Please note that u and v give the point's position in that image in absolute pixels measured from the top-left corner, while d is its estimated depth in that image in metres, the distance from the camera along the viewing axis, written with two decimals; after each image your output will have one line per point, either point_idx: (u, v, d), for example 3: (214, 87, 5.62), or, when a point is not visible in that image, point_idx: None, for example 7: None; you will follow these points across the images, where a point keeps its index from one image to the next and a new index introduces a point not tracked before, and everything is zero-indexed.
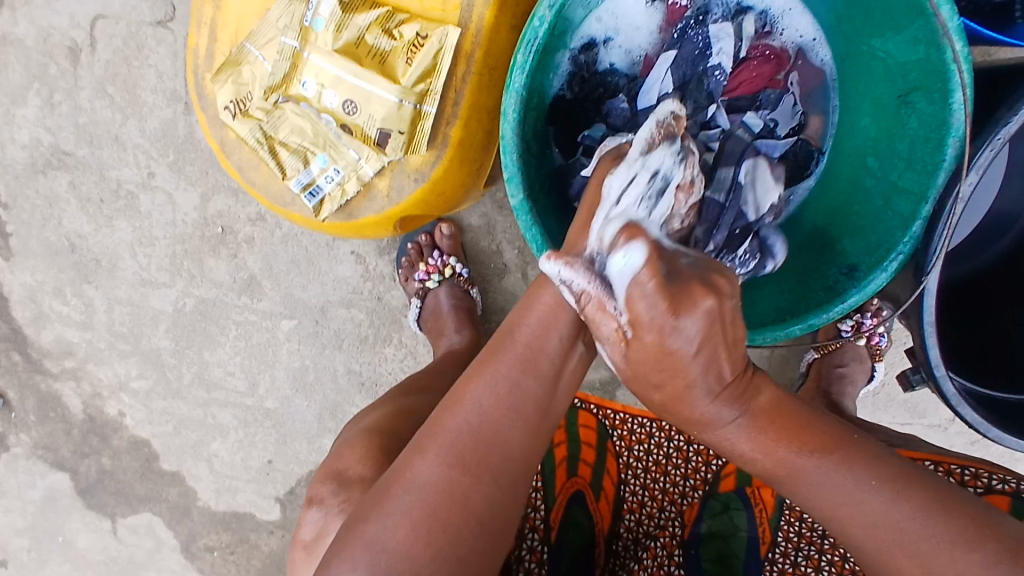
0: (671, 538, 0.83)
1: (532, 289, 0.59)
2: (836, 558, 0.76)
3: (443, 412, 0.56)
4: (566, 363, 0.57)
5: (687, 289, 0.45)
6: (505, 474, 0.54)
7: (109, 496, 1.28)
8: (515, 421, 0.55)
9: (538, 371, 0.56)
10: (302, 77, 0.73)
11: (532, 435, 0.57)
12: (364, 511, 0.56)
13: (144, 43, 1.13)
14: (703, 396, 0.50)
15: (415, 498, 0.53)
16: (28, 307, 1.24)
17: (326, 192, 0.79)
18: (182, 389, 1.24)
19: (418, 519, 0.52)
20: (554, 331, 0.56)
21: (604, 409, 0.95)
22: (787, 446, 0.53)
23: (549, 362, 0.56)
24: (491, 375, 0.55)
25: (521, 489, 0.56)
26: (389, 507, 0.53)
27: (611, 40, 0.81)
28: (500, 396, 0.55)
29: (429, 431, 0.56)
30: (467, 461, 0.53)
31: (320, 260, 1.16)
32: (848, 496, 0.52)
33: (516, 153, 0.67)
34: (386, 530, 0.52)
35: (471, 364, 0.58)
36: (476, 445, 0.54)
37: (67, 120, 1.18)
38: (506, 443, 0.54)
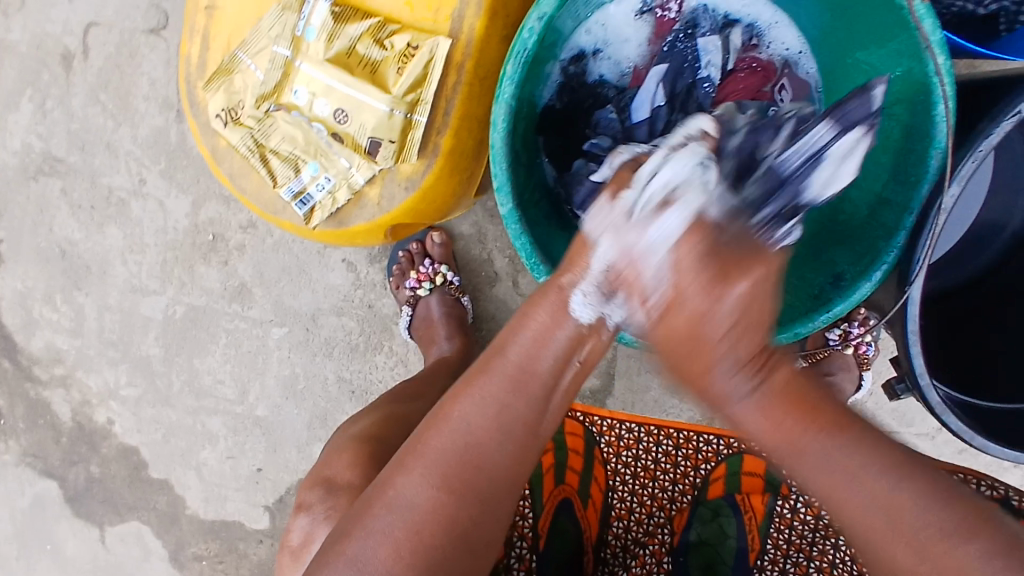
0: (661, 545, 0.84)
1: (526, 306, 0.59)
2: (824, 564, 0.78)
3: (430, 431, 0.56)
4: (558, 382, 0.58)
5: (735, 266, 0.52)
6: (489, 493, 0.55)
7: (96, 504, 1.27)
8: (503, 443, 0.55)
9: (526, 393, 0.57)
10: (294, 85, 0.74)
11: (519, 456, 0.57)
12: (348, 525, 0.57)
13: (137, 51, 1.14)
14: (725, 370, 0.54)
15: (397, 518, 0.54)
16: (18, 314, 1.24)
17: (317, 200, 0.80)
18: (171, 396, 1.24)
19: (401, 540, 0.53)
20: (544, 353, 0.57)
21: (592, 415, 0.92)
22: (799, 430, 0.54)
23: (539, 385, 0.57)
24: (480, 395, 0.56)
25: (505, 507, 0.56)
26: (372, 525, 0.54)
27: (600, 52, 0.83)
28: (488, 418, 0.55)
29: (415, 450, 0.56)
30: (451, 482, 0.54)
31: (311, 268, 1.17)
32: (848, 476, 0.52)
33: (505, 162, 0.67)
34: (368, 548, 0.53)
35: (459, 380, 0.59)
36: (462, 467, 0.54)
37: (59, 126, 1.18)
38: (492, 465, 0.55)
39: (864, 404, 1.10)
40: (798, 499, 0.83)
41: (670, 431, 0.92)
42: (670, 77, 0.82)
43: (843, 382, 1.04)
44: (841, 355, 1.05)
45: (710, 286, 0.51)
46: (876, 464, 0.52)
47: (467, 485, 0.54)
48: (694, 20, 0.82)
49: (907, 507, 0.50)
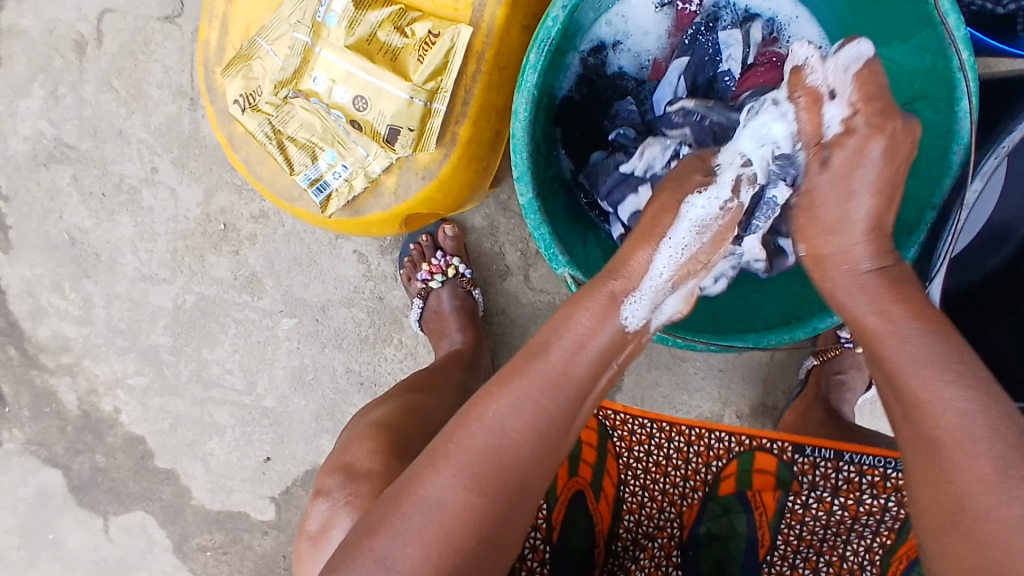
0: (670, 539, 0.84)
1: (568, 305, 0.60)
2: (833, 559, 0.80)
3: (461, 429, 0.56)
4: (593, 385, 0.59)
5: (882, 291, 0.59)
6: (518, 492, 0.55)
7: (102, 494, 1.27)
8: (535, 443, 0.56)
9: (563, 394, 0.57)
10: (313, 72, 0.74)
11: (547, 455, 0.57)
12: (370, 521, 0.56)
13: (151, 39, 1.13)
14: (903, 319, 0.57)
15: (427, 518, 0.53)
16: (25, 301, 1.24)
17: (333, 187, 0.79)
18: (179, 386, 1.23)
19: (430, 540, 0.53)
20: (584, 355, 0.58)
21: (604, 408, 0.90)
22: (904, 312, 0.57)
23: (574, 387, 0.58)
24: (516, 397, 0.56)
25: (530, 504, 0.57)
26: (401, 524, 0.54)
27: (620, 43, 0.83)
28: (524, 419, 0.56)
29: (444, 447, 0.56)
30: (482, 482, 0.54)
31: (322, 259, 1.16)
32: (936, 372, 0.54)
33: (526, 153, 0.68)
34: (395, 548, 0.53)
35: (490, 379, 0.58)
36: (494, 467, 0.54)
37: (71, 113, 1.17)
38: (523, 465, 0.55)
39: (873, 403, 1.10)
40: (809, 495, 0.84)
41: (681, 427, 0.89)
42: (692, 70, 0.79)
43: (852, 381, 1.05)
44: (853, 353, 1.06)
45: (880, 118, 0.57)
46: (970, 384, 0.53)
47: (498, 485, 0.54)
48: (715, 15, 0.81)
49: (966, 434, 0.51)
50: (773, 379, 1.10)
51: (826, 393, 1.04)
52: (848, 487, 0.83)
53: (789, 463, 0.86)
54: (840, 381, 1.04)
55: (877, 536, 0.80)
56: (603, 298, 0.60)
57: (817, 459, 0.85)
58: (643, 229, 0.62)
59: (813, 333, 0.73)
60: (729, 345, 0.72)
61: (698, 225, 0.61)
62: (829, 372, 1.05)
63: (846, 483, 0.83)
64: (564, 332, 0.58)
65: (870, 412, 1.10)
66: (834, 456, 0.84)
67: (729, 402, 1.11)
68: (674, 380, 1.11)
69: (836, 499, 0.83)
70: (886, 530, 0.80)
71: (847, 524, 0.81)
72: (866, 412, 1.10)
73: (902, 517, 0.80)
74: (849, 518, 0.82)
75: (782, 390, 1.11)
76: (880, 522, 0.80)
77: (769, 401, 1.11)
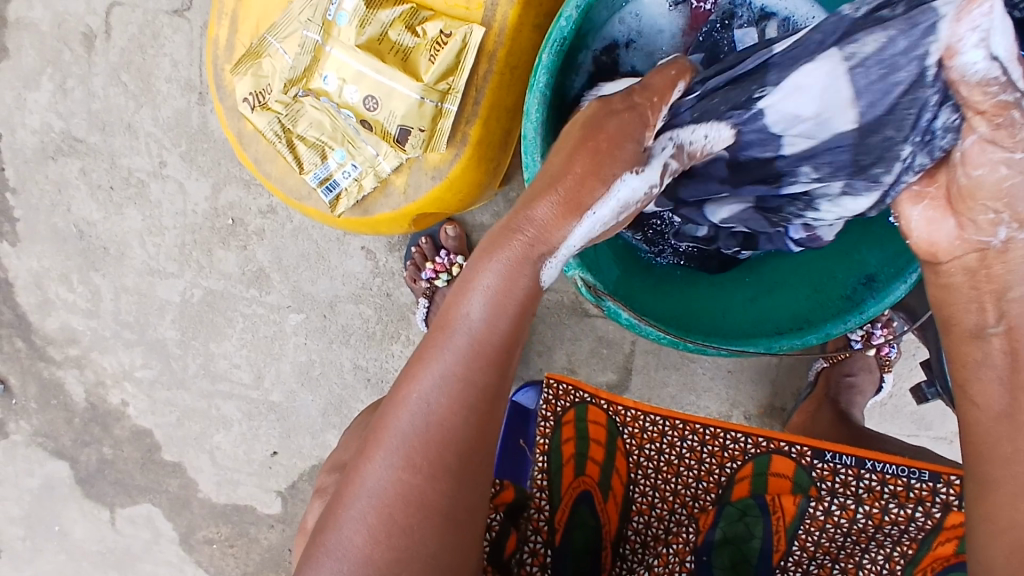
0: (684, 544, 0.80)
1: (471, 264, 0.56)
2: (849, 565, 0.77)
3: (389, 412, 0.54)
4: (518, 343, 0.56)
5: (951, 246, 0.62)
6: (461, 468, 0.53)
7: (108, 485, 1.27)
8: (466, 415, 0.53)
9: (487, 361, 0.54)
10: (323, 71, 0.73)
11: (488, 424, 0.55)
12: (323, 515, 0.55)
13: (160, 32, 1.13)
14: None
15: (368, 505, 0.53)
16: (32, 293, 1.24)
17: (343, 187, 0.79)
18: (186, 379, 1.24)
19: (375, 525, 0.52)
20: (504, 317, 0.54)
21: (615, 404, 0.92)
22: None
23: (498, 351, 0.54)
24: (437, 372, 0.53)
25: (481, 475, 0.55)
26: (345, 515, 0.53)
27: (633, 42, 0.81)
28: (449, 394, 0.53)
29: (377, 433, 0.54)
30: (416, 463, 0.52)
31: (330, 254, 1.16)
32: None
33: (539, 153, 0.66)
34: (344, 540, 0.52)
35: (414, 356, 0.56)
36: (428, 446, 0.53)
37: (80, 106, 1.17)
38: (458, 440, 0.53)
39: (883, 406, 1.09)
40: (830, 502, 0.84)
41: (696, 426, 0.90)
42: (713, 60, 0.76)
43: (862, 383, 1.04)
44: (863, 356, 1.04)
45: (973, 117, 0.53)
46: None
47: (433, 464, 0.53)
48: (732, 11, 0.80)
49: None
50: (782, 380, 1.09)
51: (835, 396, 1.03)
52: (869, 495, 0.84)
53: (807, 468, 0.87)
54: (850, 384, 1.03)
55: (899, 546, 0.79)
56: (513, 256, 0.54)
57: (837, 465, 0.87)
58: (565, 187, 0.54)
59: (825, 339, 0.72)
60: (742, 349, 0.70)
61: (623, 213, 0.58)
62: (839, 373, 1.04)
63: (867, 490, 0.85)
64: (472, 299, 0.54)
65: (880, 415, 1.09)
66: (854, 464, 0.86)
67: (738, 403, 1.10)
68: (683, 380, 1.10)
69: (858, 506, 0.84)
70: (908, 541, 0.79)
71: (869, 533, 0.81)
72: (876, 414, 1.09)
73: (921, 530, 0.80)
74: (871, 527, 0.81)
75: (790, 392, 1.10)
76: (903, 533, 0.80)
77: (778, 403, 1.10)
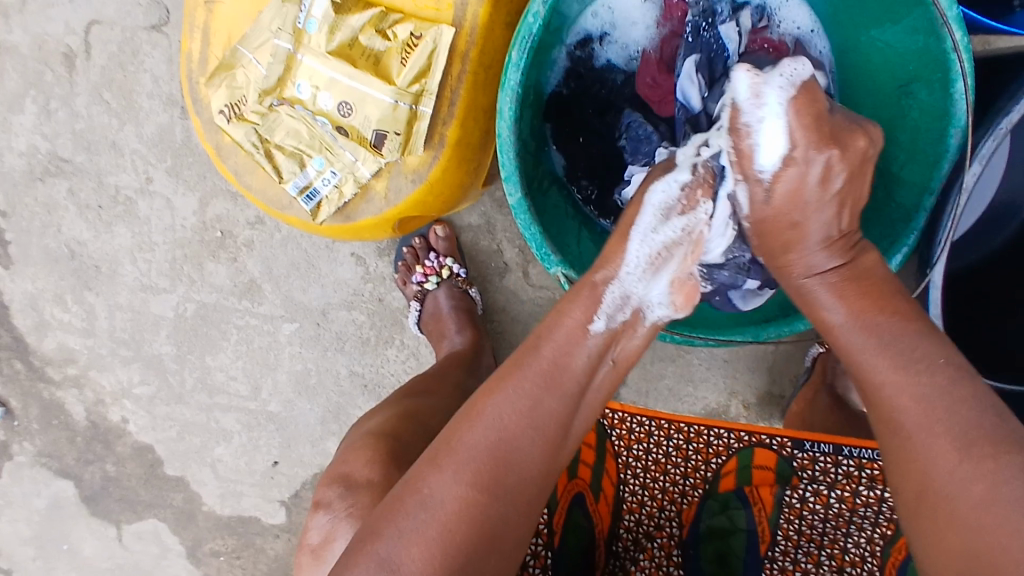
0: (670, 538, 0.83)
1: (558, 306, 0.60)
2: (835, 551, 0.81)
3: (460, 427, 0.55)
4: (591, 379, 0.59)
5: (844, 133, 0.60)
6: (520, 490, 0.54)
7: (113, 503, 1.27)
8: (536, 437, 0.55)
9: (560, 389, 0.57)
10: (296, 79, 0.73)
11: (551, 455, 0.57)
12: (370, 524, 0.55)
13: (139, 49, 1.13)
14: (816, 245, 0.61)
15: (427, 516, 0.52)
16: (28, 315, 1.24)
17: (323, 194, 0.79)
18: (184, 394, 1.24)
19: (432, 538, 0.52)
20: (579, 350, 0.58)
21: (603, 408, 0.91)
22: (873, 310, 0.58)
23: (569, 380, 0.57)
24: (516, 390, 0.56)
25: (534, 506, 0.56)
26: (401, 523, 0.53)
27: (607, 35, 0.81)
28: (522, 412, 0.55)
29: (445, 445, 0.55)
30: (483, 480, 0.53)
31: (321, 262, 1.16)
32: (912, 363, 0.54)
33: (513, 151, 0.66)
34: (397, 550, 0.52)
35: (490, 376, 0.58)
36: (494, 462, 0.54)
37: (64, 126, 1.17)
38: (525, 460, 0.55)
39: None
40: (807, 489, 0.84)
41: (681, 424, 0.90)
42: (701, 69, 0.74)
43: None
44: None
45: (821, 142, 0.59)
46: (936, 374, 0.53)
47: (498, 481, 0.53)
48: (711, 8, 0.77)
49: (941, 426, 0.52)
50: (779, 367, 1.09)
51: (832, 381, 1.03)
52: (847, 480, 0.84)
53: (788, 458, 0.87)
54: None
55: (877, 528, 0.81)
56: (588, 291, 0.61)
57: (817, 454, 0.86)
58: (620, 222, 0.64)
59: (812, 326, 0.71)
60: (730, 339, 0.70)
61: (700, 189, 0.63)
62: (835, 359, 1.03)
63: (846, 476, 0.84)
64: (556, 328, 0.58)
65: None
66: (832, 451, 0.85)
67: (736, 393, 1.10)
68: (679, 372, 1.10)
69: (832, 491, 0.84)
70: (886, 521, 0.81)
71: (846, 517, 0.82)
72: None
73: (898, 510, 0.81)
74: (847, 510, 0.82)
75: (788, 379, 1.09)
76: (879, 514, 0.82)
77: (776, 390, 1.10)
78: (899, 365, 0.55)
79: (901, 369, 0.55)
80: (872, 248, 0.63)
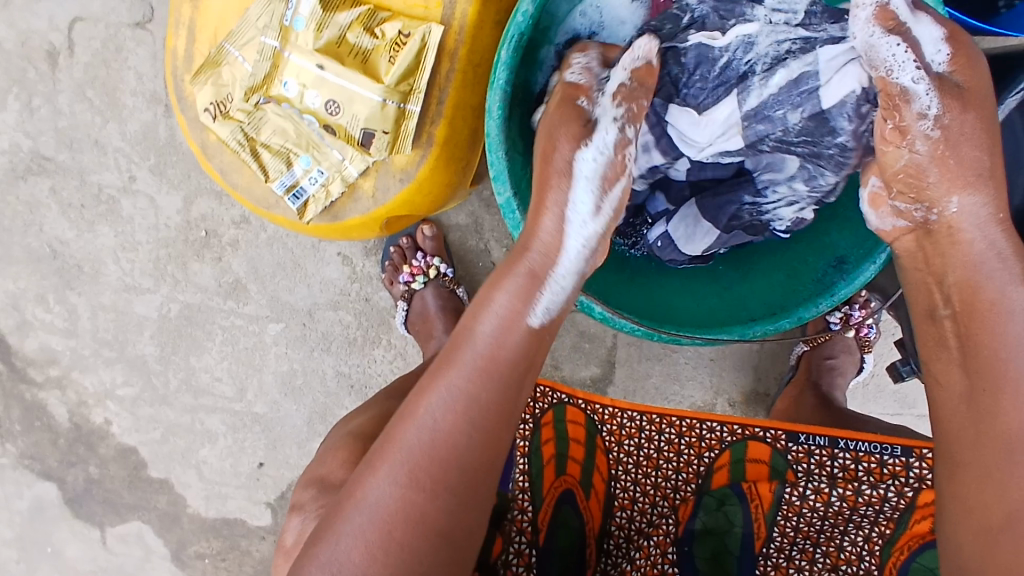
0: (665, 536, 0.83)
1: (485, 292, 0.57)
2: (830, 549, 0.79)
3: (396, 427, 0.54)
4: (531, 361, 0.56)
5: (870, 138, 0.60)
6: (465, 488, 0.53)
7: (97, 505, 1.25)
8: (474, 435, 0.53)
9: (496, 379, 0.54)
10: (283, 77, 0.72)
11: (494, 447, 0.55)
12: (324, 523, 0.55)
13: (123, 45, 1.12)
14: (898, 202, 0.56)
15: (368, 519, 0.52)
16: (10, 315, 1.22)
17: (310, 193, 0.78)
18: (169, 395, 1.22)
19: (374, 540, 0.52)
20: (512, 339, 0.55)
21: (593, 403, 0.92)
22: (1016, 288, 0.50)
23: (507, 369, 0.55)
24: (447, 389, 0.53)
25: (485, 497, 0.55)
26: (344, 527, 0.53)
27: (596, 35, 0.80)
28: (457, 410, 0.53)
29: (382, 446, 0.54)
30: (420, 479, 0.52)
31: (307, 262, 1.15)
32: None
33: (502, 150, 0.66)
34: (342, 551, 0.52)
35: (425, 372, 0.56)
36: (431, 461, 0.53)
37: (46, 124, 1.15)
38: (464, 457, 0.53)
39: (865, 387, 1.09)
40: (805, 487, 0.85)
41: (673, 419, 0.91)
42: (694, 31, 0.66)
43: (844, 365, 1.05)
44: (842, 339, 1.05)
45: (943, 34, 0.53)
46: None
47: (437, 482, 0.52)
48: None
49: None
50: (764, 366, 1.10)
51: (817, 379, 1.03)
52: (844, 475, 0.85)
53: (783, 452, 0.88)
54: (831, 366, 1.04)
55: (876, 526, 0.80)
56: (521, 278, 0.56)
57: (812, 447, 0.87)
58: (545, 200, 0.57)
59: (798, 323, 0.72)
60: (716, 337, 0.70)
61: (863, 50, 0.55)
62: (819, 357, 1.05)
63: (842, 471, 0.86)
64: (484, 317, 0.55)
65: (863, 396, 1.09)
66: (828, 445, 0.87)
67: (722, 391, 1.10)
68: (666, 370, 1.10)
69: (833, 489, 0.85)
70: (885, 520, 0.81)
71: (846, 515, 0.82)
72: (859, 395, 1.09)
73: (898, 508, 0.82)
74: (848, 509, 0.83)
75: (773, 377, 1.11)
76: (879, 513, 0.82)
77: (762, 388, 1.11)
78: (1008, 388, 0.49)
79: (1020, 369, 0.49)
80: (962, 193, 0.52)
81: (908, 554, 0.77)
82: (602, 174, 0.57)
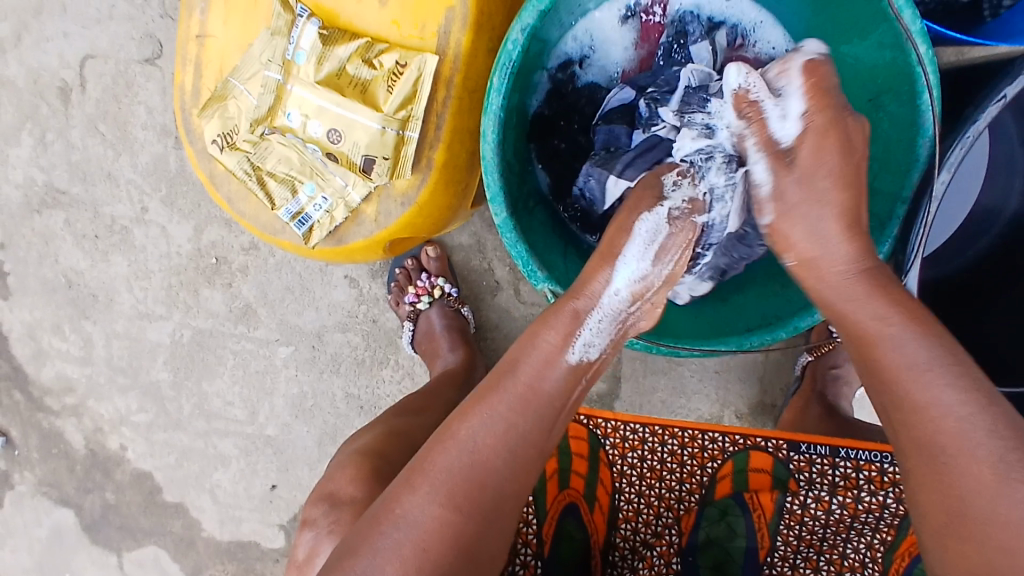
0: (668, 546, 0.88)
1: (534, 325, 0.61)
2: (834, 556, 0.85)
3: (436, 447, 0.57)
4: (566, 402, 0.60)
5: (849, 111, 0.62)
6: (495, 509, 0.55)
7: (114, 530, 1.27)
8: (509, 459, 0.56)
9: (535, 411, 0.58)
10: (286, 109, 0.76)
11: (526, 478, 0.58)
12: (348, 545, 0.56)
13: (133, 81, 1.15)
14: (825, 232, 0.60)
15: (404, 535, 0.53)
16: (27, 345, 1.25)
17: (315, 219, 0.81)
18: (182, 420, 1.24)
19: (407, 556, 0.53)
20: (553, 372, 0.59)
21: (595, 418, 0.91)
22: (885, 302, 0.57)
23: (543, 405, 0.58)
24: (489, 413, 0.57)
25: (511, 522, 0.57)
26: (378, 543, 0.53)
27: (587, 58, 0.84)
28: (496, 434, 0.56)
29: (418, 466, 0.56)
30: (457, 500, 0.54)
31: (314, 285, 1.18)
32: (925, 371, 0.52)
33: (497, 173, 0.68)
34: (375, 567, 0.53)
35: (465, 398, 0.59)
36: (469, 483, 0.55)
37: (60, 158, 1.19)
38: (497, 479, 0.55)
39: None
40: (806, 495, 0.88)
41: (676, 429, 0.91)
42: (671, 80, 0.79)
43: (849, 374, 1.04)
44: None
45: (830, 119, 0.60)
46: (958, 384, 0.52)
47: (472, 503, 0.54)
48: (684, 30, 0.81)
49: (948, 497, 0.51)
50: (770, 377, 1.10)
51: (822, 389, 1.04)
52: (845, 483, 0.88)
53: (785, 461, 0.90)
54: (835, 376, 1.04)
55: (878, 533, 0.85)
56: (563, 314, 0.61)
57: (813, 457, 0.89)
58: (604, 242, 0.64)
59: (794, 333, 0.73)
60: (714, 350, 0.71)
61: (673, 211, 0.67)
62: (825, 367, 1.05)
63: (843, 479, 0.88)
64: (530, 351, 0.60)
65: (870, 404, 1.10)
66: (828, 453, 0.88)
67: (728, 403, 1.11)
68: (672, 384, 1.11)
69: (832, 497, 0.88)
70: (886, 526, 0.86)
71: (847, 522, 0.87)
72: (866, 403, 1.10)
73: (898, 514, 0.86)
74: (848, 516, 0.87)
75: (779, 387, 1.11)
76: (878, 520, 0.86)
77: (768, 399, 1.11)
78: (916, 374, 0.53)
79: (922, 371, 0.52)
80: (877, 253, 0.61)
81: (910, 559, 0.84)
82: (659, 242, 0.63)
